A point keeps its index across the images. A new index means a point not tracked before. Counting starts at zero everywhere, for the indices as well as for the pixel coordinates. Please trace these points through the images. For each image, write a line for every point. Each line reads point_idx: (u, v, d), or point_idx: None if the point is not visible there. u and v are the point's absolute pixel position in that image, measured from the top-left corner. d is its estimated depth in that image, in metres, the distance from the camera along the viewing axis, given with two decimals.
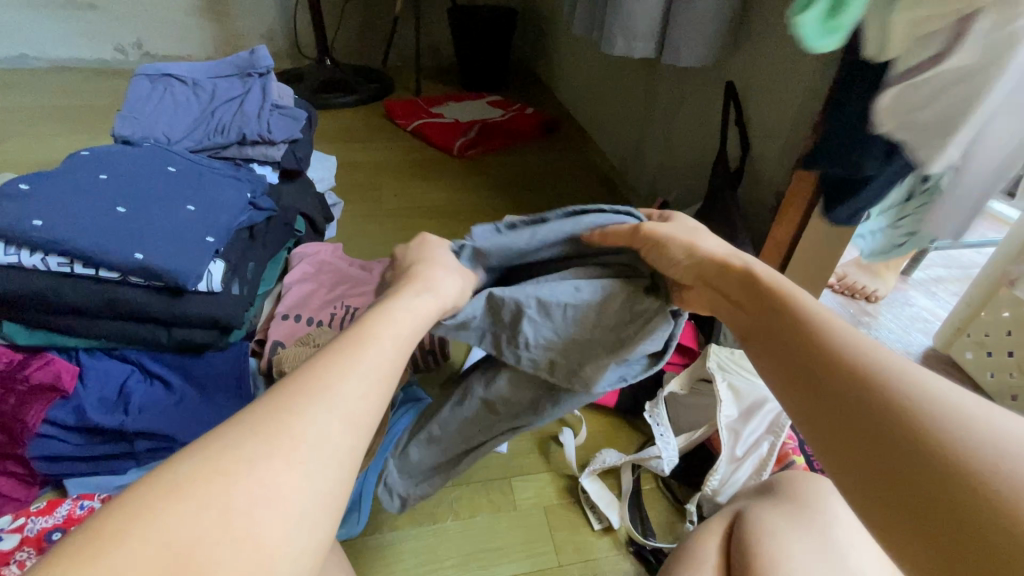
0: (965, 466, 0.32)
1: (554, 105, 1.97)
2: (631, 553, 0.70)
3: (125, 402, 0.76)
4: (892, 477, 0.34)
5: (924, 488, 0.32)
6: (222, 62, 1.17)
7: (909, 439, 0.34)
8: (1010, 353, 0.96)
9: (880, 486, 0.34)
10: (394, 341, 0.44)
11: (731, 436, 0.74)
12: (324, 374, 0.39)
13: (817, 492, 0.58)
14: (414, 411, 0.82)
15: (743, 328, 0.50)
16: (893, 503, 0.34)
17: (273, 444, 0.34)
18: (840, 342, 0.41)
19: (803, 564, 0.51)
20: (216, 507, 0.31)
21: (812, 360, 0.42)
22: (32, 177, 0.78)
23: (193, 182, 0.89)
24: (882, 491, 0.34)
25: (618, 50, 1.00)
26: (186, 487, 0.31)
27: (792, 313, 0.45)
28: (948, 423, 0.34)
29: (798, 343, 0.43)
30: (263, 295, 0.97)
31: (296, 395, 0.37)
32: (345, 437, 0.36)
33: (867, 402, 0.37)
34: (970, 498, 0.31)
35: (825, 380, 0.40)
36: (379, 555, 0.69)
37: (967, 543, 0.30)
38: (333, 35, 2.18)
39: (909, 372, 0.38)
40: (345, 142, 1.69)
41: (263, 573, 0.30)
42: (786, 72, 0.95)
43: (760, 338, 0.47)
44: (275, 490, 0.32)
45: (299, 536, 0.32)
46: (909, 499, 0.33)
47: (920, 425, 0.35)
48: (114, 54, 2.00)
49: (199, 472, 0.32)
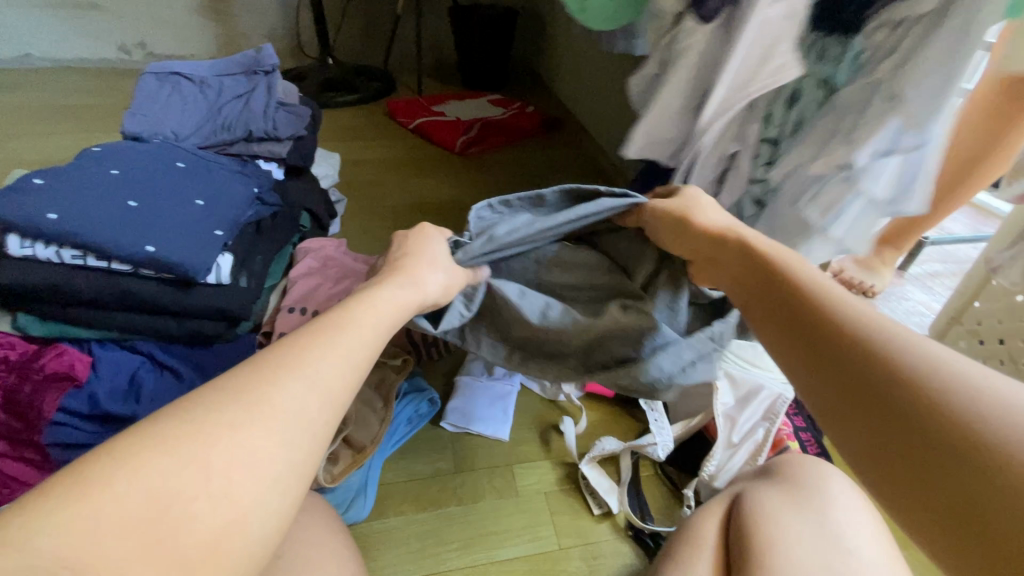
0: (966, 431, 0.36)
1: (555, 103, 1.99)
2: (629, 537, 0.72)
3: (136, 391, 0.78)
4: (896, 444, 0.38)
5: (931, 441, 0.37)
6: (228, 61, 1.19)
7: (910, 407, 0.39)
8: (1001, 341, 0.98)
9: (894, 446, 0.38)
10: (372, 326, 0.50)
11: (728, 423, 0.76)
12: (308, 353, 0.43)
13: (813, 475, 0.60)
14: (416, 401, 0.83)
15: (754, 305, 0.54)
16: (896, 472, 0.38)
17: (255, 413, 0.38)
18: (844, 314, 0.46)
19: (798, 541, 0.52)
20: (195, 465, 0.34)
21: (821, 333, 0.46)
22: (46, 171, 0.80)
23: (202, 177, 0.91)
24: (885, 459, 0.39)
25: (618, 48, 1.02)
26: (171, 442, 0.35)
27: (799, 291, 0.50)
28: (947, 378, 0.39)
29: (804, 315, 0.48)
30: (269, 289, 0.99)
31: (284, 368, 0.41)
32: (320, 412, 0.41)
33: (873, 372, 0.41)
34: (967, 465, 0.35)
35: (834, 352, 0.44)
36: (385, 539, 0.71)
37: (964, 506, 0.34)
38: (336, 35, 2.20)
39: (911, 345, 0.42)
40: (348, 140, 1.71)
41: (240, 527, 0.35)
42: None
43: (771, 314, 0.51)
44: (252, 455, 0.37)
45: (268, 500, 0.36)
46: (922, 453, 0.37)
47: (923, 385, 0.39)
48: (118, 54, 2.02)
49: (188, 431, 0.36)
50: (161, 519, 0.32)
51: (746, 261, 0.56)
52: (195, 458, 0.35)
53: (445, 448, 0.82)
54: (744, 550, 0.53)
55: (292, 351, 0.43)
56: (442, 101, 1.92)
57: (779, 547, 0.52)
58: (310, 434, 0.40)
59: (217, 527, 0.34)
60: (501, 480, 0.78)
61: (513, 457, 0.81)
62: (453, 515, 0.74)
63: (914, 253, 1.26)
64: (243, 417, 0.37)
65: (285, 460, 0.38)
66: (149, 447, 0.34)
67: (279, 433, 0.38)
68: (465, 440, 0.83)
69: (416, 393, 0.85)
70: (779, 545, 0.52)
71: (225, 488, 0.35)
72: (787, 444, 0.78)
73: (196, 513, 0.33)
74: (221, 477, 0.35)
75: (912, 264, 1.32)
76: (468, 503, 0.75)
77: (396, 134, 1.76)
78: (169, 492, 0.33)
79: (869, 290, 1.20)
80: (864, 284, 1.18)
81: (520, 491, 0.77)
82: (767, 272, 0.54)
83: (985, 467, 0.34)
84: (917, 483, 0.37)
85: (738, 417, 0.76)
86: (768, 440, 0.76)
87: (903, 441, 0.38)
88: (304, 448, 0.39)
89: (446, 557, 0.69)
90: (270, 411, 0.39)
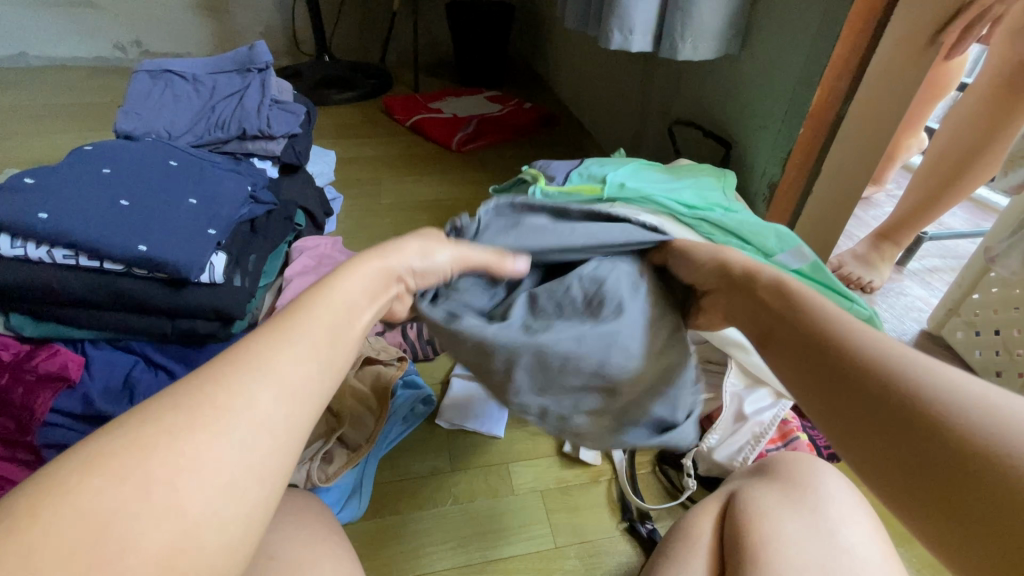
0: (1009, 475, 0.33)
1: (553, 100, 1.99)
2: (625, 531, 0.72)
3: (130, 391, 0.78)
4: (935, 487, 0.36)
5: (936, 462, 0.36)
6: (222, 58, 1.19)
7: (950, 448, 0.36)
8: (997, 331, 0.99)
9: (900, 470, 0.37)
10: (339, 320, 0.45)
11: (734, 402, 0.76)
12: (265, 355, 0.38)
13: (808, 472, 0.60)
14: (413, 397, 0.83)
15: (762, 330, 0.50)
16: (940, 512, 0.35)
17: (205, 422, 0.34)
18: (867, 351, 0.42)
19: (793, 538, 0.52)
20: (131, 479, 0.30)
21: (840, 369, 0.42)
22: (37, 170, 0.79)
23: (194, 176, 0.90)
24: (924, 500, 0.36)
25: (614, 44, 1.01)
26: (103, 458, 0.31)
27: (810, 320, 0.46)
28: (966, 408, 0.37)
29: (822, 349, 0.44)
30: (264, 288, 0.99)
31: (234, 372, 0.36)
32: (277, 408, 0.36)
33: (906, 411, 0.38)
34: (1018, 505, 0.32)
35: (858, 388, 0.41)
36: (381, 538, 0.71)
37: (1014, 550, 0.32)
38: (332, 32, 2.19)
39: (940, 382, 0.39)
40: (344, 137, 1.71)
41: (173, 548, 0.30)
42: (778, 62, 0.96)
43: (783, 345, 0.47)
44: (201, 469, 0.32)
45: (227, 514, 0.32)
46: (932, 474, 0.36)
47: (937, 409, 0.37)
48: (113, 52, 2.01)
49: (131, 446, 0.32)
50: (90, 547, 0.28)
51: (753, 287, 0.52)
52: (133, 476, 0.31)
53: (441, 446, 0.82)
54: (738, 546, 0.53)
55: (247, 352, 0.38)
56: (438, 98, 1.91)
57: (773, 544, 0.52)
58: (278, 440, 0.36)
59: (168, 546, 0.30)
60: (498, 478, 0.78)
61: (509, 455, 0.81)
62: (449, 514, 0.74)
63: (912, 248, 1.26)
64: (190, 428, 0.33)
65: (248, 469, 0.34)
66: (92, 464, 0.31)
67: (237, 441, 0.34)
68: (462, 438, 0.83)
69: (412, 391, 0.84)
70: (775, 542, 0.52)
71: (172, 507, 0.31)
72: (797, 436, 0.77)
73: (140, 531, 0.29)
74: (168, 495, 0.31)
75: (911, 259, 1.31)
76: (464, 502, 0.75)
77: (393, 132, 1.75)
78: (104, 513, 0.29)
79: (867, 285, 1.18)
80: (862, 279, 1.17)
81: (516, 489, 0.77)
82: (774, 301, 0.50)
83: (995, 490, 0.33)
84: (922, 509, 0.36)
85: (746, 398, 0.76)
86: (775, 424, 0.74)
87: (911, 464, 0.37)
88: (267, 454, 0.35)
89: (441, 555, 0.69)
90: (219, 420, 0.34)
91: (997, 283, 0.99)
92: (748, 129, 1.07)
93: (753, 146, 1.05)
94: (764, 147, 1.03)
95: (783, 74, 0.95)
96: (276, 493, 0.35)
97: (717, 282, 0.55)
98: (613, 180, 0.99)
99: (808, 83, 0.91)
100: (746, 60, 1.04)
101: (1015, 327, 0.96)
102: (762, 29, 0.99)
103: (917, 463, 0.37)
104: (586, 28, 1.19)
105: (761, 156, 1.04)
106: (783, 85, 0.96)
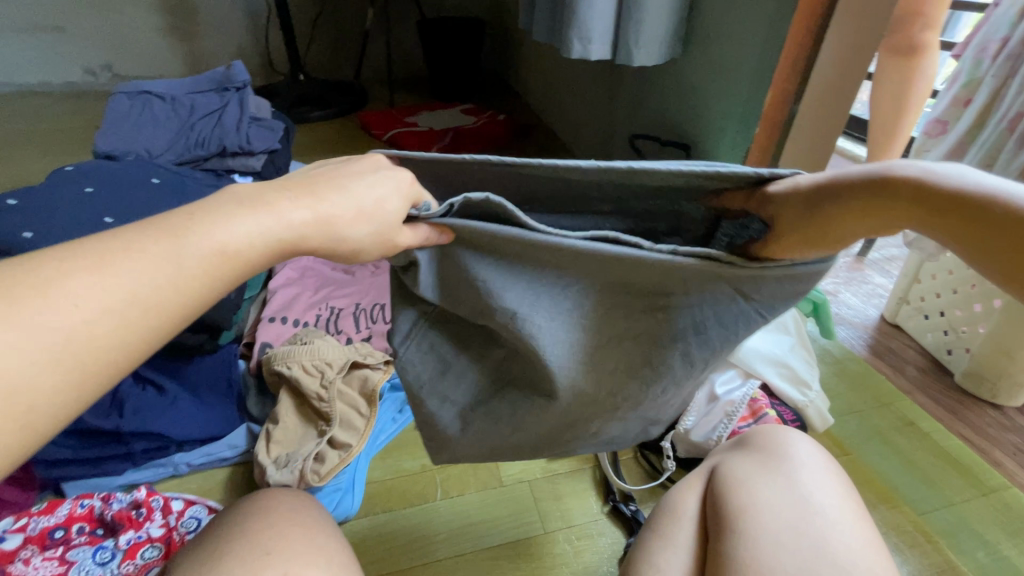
0: (919, 183, 0.37)
1: (526, 110, 2.04)
2: (608, 511, 0.76)
3: (119, 405, 0.78)
4: (868, 192, 0.39)
5: (909, 195, 0.37)
6: (200, 79, 1.22)
7: (901, 194, 0.38)
8: (942, 313, 1.06)
9: (914, 211, 0.37)
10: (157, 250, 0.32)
11: (706, 386, 0.81)
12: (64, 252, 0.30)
13: (784, 443, 0.63)
14: (399, 402, 0.88)
15: (924, 211, 0.37)
16: (871, 201, 0.39)
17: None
18: (897, 186, 0.38)
19: (767, 504, 0.56)
20: None
21: (893, 186, 0.38)
22: (21, 192, 0.81)
23: (177, 193, 0.94)
24: (871, 203, 0.39)
25: (576, 53, 1.06)
26: None
27: (903, 185, 0.37)
28: (896, 183, 0.38)
29: (896, 193, 0.38)
30: (249, 301, 1.00)
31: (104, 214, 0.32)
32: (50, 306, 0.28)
33: (907, 190, 0.37)
34: (897, 188, 0.38)
35: (885, 194, 0.38)
36: (370, 537, 0.72)
37: (879, 192, 0.38)
38: (305, 52, 2.22)
39: (878, 178, 0.39)
40: (320, 153, 1.73)
41: None
42: (730, 68, 1.03)
43: (937, 219, 0.37)
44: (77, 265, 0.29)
45: None
46: (896, 204, 0.38)
47: (913, 183, 0.37)
48: (84, 76, 2.01)
49: None
50: None
51: (909, 192, 0.37)
52: None
53: None
54: (720, 514, 0.57)
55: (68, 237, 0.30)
56: (414, 111, 1.95)
57: (748, 511, 0.56)
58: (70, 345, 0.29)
59: None
60: (486, 472, 0.81)
61: None
62: (440, 508, 0.76)
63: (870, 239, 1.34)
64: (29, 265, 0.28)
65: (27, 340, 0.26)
66: None
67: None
68: None
69: (399, 394, 0.89)
70: (751, 510, 0.55)
71: None
72: (767, 412, 0.79)
73: None
74: None
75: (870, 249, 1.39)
76: (454, 496, 0.77)
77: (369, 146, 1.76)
78: None
79: None
80: None
81: (504, 481, 0.79)
82: (910, 192, 0.37)
83: (898, 189, 0.38)
84: (894, 205, 0.38)
85: (717, 380, 0.81)
86: (746, 402, 0.79)
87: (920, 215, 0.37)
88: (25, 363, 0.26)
89: (435, 547, 0.71)
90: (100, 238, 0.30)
91: (936, 270, 1.07)
92: (710, 131, 1.13)
93: (715, 147, 1.12)
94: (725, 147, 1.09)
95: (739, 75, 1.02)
96: (103, 321, 0.30)
97: (846, 192, 0.39)
98: None
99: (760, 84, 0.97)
100: (702, 65, 1.10)
101: (957, 308, 1.04)
102: (713, 39, 1.05)
103: (922, 205, 0.37)
104: (553, 38, 1.24)
105: (722, 156, 1.10)
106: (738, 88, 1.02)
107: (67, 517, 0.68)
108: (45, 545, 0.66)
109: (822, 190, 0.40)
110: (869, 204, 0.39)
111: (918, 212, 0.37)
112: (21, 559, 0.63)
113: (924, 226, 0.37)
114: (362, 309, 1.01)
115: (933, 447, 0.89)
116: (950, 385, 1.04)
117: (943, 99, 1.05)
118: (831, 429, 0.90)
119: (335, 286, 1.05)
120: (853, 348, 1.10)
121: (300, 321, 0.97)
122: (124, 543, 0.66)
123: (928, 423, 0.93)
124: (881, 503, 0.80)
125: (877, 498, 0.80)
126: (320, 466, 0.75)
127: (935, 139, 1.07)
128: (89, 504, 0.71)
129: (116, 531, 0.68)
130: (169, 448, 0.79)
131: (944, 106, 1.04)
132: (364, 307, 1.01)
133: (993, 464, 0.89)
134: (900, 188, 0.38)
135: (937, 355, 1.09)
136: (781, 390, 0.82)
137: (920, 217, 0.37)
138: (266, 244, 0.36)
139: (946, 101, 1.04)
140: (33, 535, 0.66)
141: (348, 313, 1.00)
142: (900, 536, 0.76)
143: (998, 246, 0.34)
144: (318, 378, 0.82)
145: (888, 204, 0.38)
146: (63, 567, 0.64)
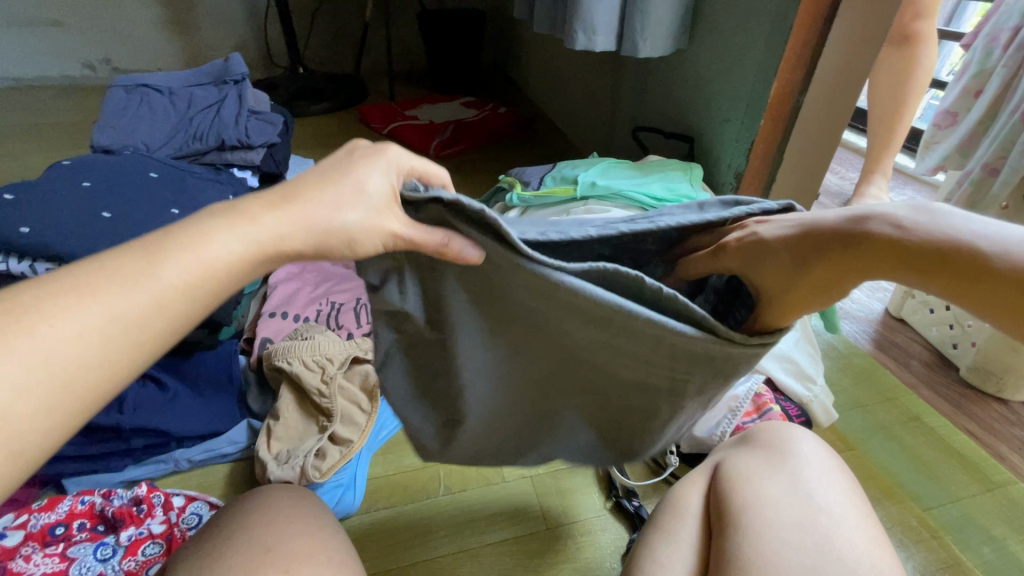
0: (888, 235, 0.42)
1: (528, 103, 2.02)
2: (611, 507, 0.75)
3: (119, 402, 0.78)
4: (845, 243, 0.44)
5: (881, 245, 0.43)
6: (198, 71, 1.21)
7: (874, 242, 0.43)
8: (948, 307, 1.06)
9: (889, 259, 0.42)
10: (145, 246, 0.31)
11: None
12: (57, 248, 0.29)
13: (788, 440, 0.63)
14: None
15: (899, 258, 0.42)
16: (849, 250, 0.44)
17: None
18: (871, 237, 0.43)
19: (772, 501, 0.55)
20: None
21: (865, 238, 0.43)
22: (17, 186, 0.80)
23: (176, 187, 0.93)
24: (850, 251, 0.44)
25: (580, 44, 1.05)
26: None
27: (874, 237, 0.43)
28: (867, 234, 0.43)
29: (870, 243, 0.43)
30: (249, 296, 1.00)
31: None
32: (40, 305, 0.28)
33: (876, 241, 0.43)
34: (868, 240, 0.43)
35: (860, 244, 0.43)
36: (371, 533, 0.72)
37: (855, 243, 0.44)
38: (305, 45, 2.20)
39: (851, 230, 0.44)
40: (320, 146, 1.71)
41: None
42: (734, 59, 1.02)
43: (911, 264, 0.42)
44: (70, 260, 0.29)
45: None
46: (873, 253, 0.43)
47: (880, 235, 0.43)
48: (82, 70, 2.00)
49: None
50: None
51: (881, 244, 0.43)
52: None
53: None
54: (724, 511, 0.57)
55: None
56: (415, 104, 1.93)
57: (751, 508, 0.55)
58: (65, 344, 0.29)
59: None
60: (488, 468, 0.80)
61: None
62: (441, 504, 0.76)
63: None
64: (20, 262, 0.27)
65: None
66: None
67: None
68: None
69: None
70: (755, 507, 0.55)
71: None
72: (771, 407, 0.79)
73: None
74: None
75: None
76: (455, 491, 0.77)
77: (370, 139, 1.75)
78: None
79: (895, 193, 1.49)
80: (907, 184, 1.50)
81: (506, 477, 0.79)
82: (882, 243, 0.42)
83: (869, 241, 0.43)
84: (870, 253, 0.43)
85: None
86: (750, 397, 0.78)
87: (896, 261, 0.42)
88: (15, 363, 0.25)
89: (436, 543, 0.71)
90: None
91: None
92: (714, 123, 1.11)
93: (719, 140, 1.10)
94: (729, 139, 1.08)
95: (744, 67, 1.00)
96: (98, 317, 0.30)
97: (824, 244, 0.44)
98: (585, 179, 1.02)
99: (765, 75, 0.95)
100: (707, 55, 1.09)
101: None
102: (718, 29, 1.04)
103: (896, 253, 0.42)
104: (555, 29, 1.22)
105: (726, 148, 1.09)
106: (742, 80, 1.01)
107: (68, 514, 0.68)
108: (46, 542, 0.65)
109: (805, 237, 0.45)
110: (847, 253, 0.44)
111: (893, 259, 0.42)
112: (21, 555, 0.63)
113: (896, 272, 0.43)
114: (363, 304, 1.00)
115: (938, 442, 0.88)
116: (955, 379, 1.03)
117: (953, 90, 1.04)
118: (835, 424, 0.90)
119: (336, 281, 1.04)
120: (857, 343, 1.09)
121: (300, 316, 0.96)
122: (125, 539, 0.66)
123: (933, 417, 0.93)
124: (886, 498, 0.79)
125: (881, 493, 0.79)
126: (320, 465, 0.74)
127: (945, 130, 1.06)
128: (90, 501, 0.71)
129: (118, 527, 0.68)
130: (169, 444, 0.79)
131: (954, 97, 1.03)
132: (365, 302, 1.00)
133: (999, 459, 0.88)
134: (870, 238, 0.43)
135: (942, 349, 1.08)
136: (786, 385, 0.81)
137: (894, 264, 0.42)
138: (264, 238, 0.35)
139: (956, 92, 1.03)
140: (34, 531, 0.66)
141: (348, 308, 0.99)
142: (905, 531, 0.75)
143: (982, 290, 0.39)
144: (319, 374, 0.81)
145: (864, 253, 0.43)
146: (64, 564, 0.63)
